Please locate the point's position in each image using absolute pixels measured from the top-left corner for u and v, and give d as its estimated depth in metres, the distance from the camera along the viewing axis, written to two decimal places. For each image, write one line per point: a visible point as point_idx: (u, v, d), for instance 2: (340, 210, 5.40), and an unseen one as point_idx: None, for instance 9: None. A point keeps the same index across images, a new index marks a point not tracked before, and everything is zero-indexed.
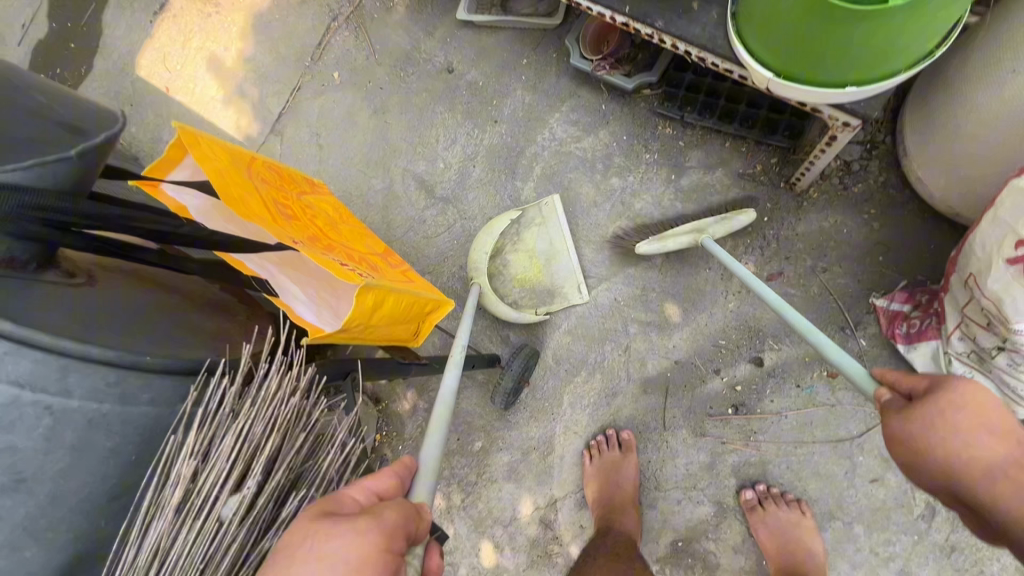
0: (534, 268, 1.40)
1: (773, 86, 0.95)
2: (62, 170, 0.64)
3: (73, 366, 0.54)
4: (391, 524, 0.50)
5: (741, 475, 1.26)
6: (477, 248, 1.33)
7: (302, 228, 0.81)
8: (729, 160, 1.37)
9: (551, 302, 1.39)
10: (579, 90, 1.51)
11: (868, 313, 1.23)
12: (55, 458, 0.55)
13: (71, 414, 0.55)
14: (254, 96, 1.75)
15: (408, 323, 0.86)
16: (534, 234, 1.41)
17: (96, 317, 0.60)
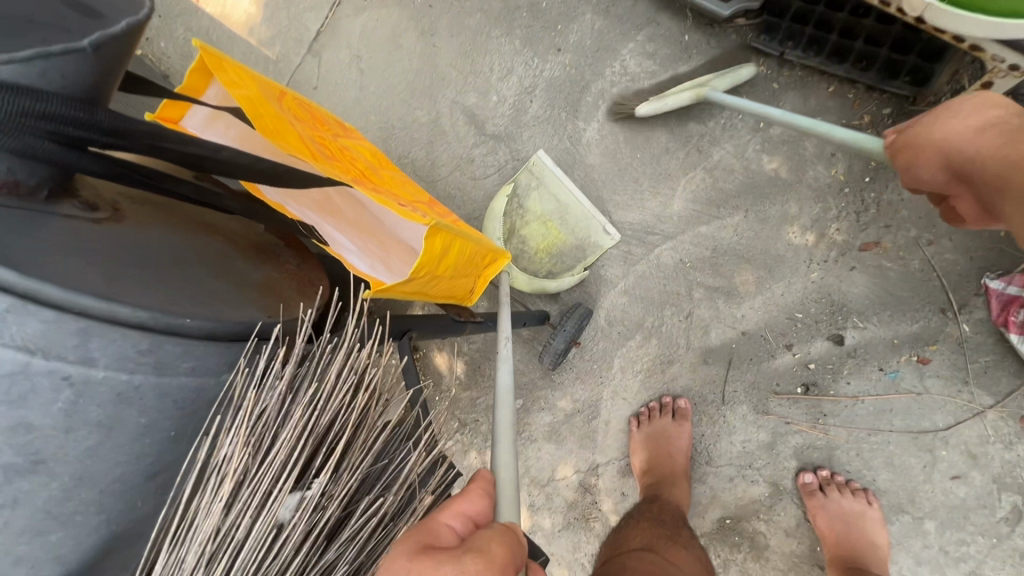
0: (553, 232, 1.26)
1: (931, 10, 0.78)
2: (74, 70, 0.51)
3: (95, 330, 0.44)
4: (498, 557, 0.43)
5: (803, 458, 1.17)
6: (488, 238, 1.26)
7: (346, 166, 0.69)
8: (830, 108, 1.19)
9: (585, 256, 1.24)
10: (659, 16, 1.30)
11: (977, 296, 1.08)
12: (79, 436, 0.46)
13: (95, 387, 0.46)
14: (289, 9, 1.59)
15: (467, 279, 0.75)
16: (538, 200, 1.27)
17: (122, 264, 0.50)
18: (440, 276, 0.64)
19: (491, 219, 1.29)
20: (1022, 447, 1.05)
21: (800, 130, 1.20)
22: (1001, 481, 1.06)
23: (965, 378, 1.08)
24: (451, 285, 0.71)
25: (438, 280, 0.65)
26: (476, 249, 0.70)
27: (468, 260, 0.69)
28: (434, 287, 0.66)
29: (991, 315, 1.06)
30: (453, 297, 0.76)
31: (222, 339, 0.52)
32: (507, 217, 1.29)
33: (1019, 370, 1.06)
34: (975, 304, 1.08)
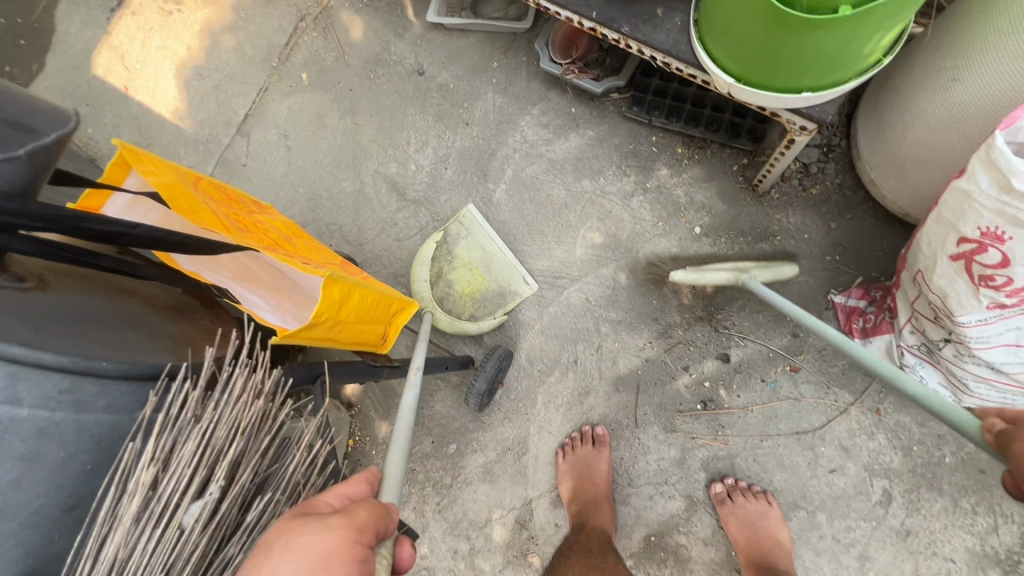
0: (476, 277, 1.39)
1: (733, 90, 0.99)
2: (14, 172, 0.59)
3: (22, 373, 0.47)
4: (362, 519, 0.51)
5: (711, 469, 1.30)
6: (414, 280, 1.37)
7: (260, 239, 0.78)
8: (696, 161, 1.40)
9: (505, 302, 1.38)
10: (549, 93, 1.52)
11: (827, 309, 1.28)
12: (2, 469, 0.47)
13: (20, 423, 0.48)
14: (218, 95, 1.71)
15: (375, 326, 0.84)
16: (466, 247, 1.41)
17: (46, 319, 0.53)
18: (344, 323, 0.73)
19: (420, 262, 1.39)
20: (881, 436, 1.23)
21: (673, 181, 1.41)
22: (870, 468, 1.22)
23: (830, 382, 1.26)
24: (358, 330, 0.80)
25: (341, 326, 0.74)
26: (378, 298, 0.80)
27: (371, 307, 0.79)
28: (339, 333, 0.75)
29: (840, 325, 1.26)
30: (363, 344, 0.84)
31: (137, 380, 0.54)
32: (435, 261, 1.40)
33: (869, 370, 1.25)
34: (827, 317, 1.28)
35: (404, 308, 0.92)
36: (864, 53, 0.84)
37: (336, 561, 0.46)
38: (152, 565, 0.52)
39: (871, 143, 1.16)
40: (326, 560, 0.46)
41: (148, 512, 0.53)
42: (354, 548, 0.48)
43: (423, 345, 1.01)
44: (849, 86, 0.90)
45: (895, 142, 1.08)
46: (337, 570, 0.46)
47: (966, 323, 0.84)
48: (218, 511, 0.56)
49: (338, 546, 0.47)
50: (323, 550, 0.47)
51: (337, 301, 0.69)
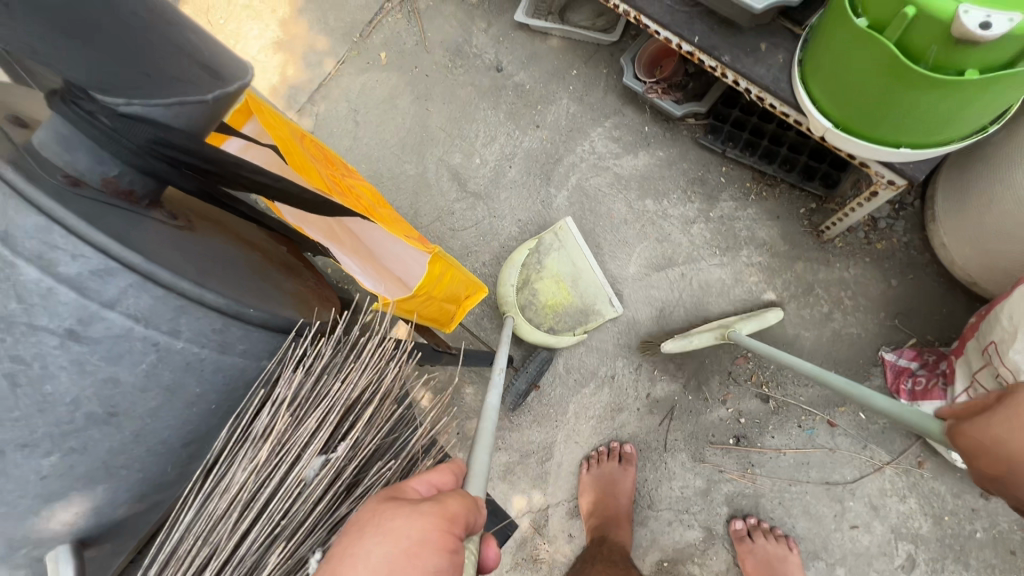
0: (562, 291, 1.39)
1: (828, 135, 1.00)
2: (197, 112, 0.57)
3: (188, 308, 0.46)
4: (454, 510, 0.51)
5: (734, 505, 1.29)
6: (503, 284, 1.35)
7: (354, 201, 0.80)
8: (763, 198, 1.41)
9: (587, 320, 1.38)
10: (624, 108, 1.53)
11: (876, 366, 1.28)
12: (148, 396, 0.47)
13: (173, 355, 0.47)
14: (295, 61, 1.74)
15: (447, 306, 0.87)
16: (556, 259, 1.40)
17: (200, 258, 0.52)
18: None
19: (509, 266, 1.37)
20: (913, 500, 1.21)
21: (736, 214, 1.42)
22: (897, 530, 1.21)
23: (869, 439, 1.25)
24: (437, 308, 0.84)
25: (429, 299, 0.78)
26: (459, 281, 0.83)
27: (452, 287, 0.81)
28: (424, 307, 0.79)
29: (887, 383, 1.26)
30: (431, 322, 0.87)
31: (271, 330, 0.53)
32: (525, 268, 1.39)
33: (910, 433, 1.24)
34: (874, 373, 1.28)
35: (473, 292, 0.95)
36: (980, 118, 0.84)
37: (429, 549, 0.46)
38: (272, 511, 0.55)
39: (952, 208, 1.16)
40: (418, 547, 0.46)
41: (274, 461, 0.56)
42: (446, 538, 0.48)
43: (505, 352, 1.06)
44: (952, 147, 0.90)
45: (980, 212, 1.08)
46: (430, 560, 0.46)
47: None
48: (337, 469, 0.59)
49: (431, 534, 0.47)
50: (415, 538, 0.46)
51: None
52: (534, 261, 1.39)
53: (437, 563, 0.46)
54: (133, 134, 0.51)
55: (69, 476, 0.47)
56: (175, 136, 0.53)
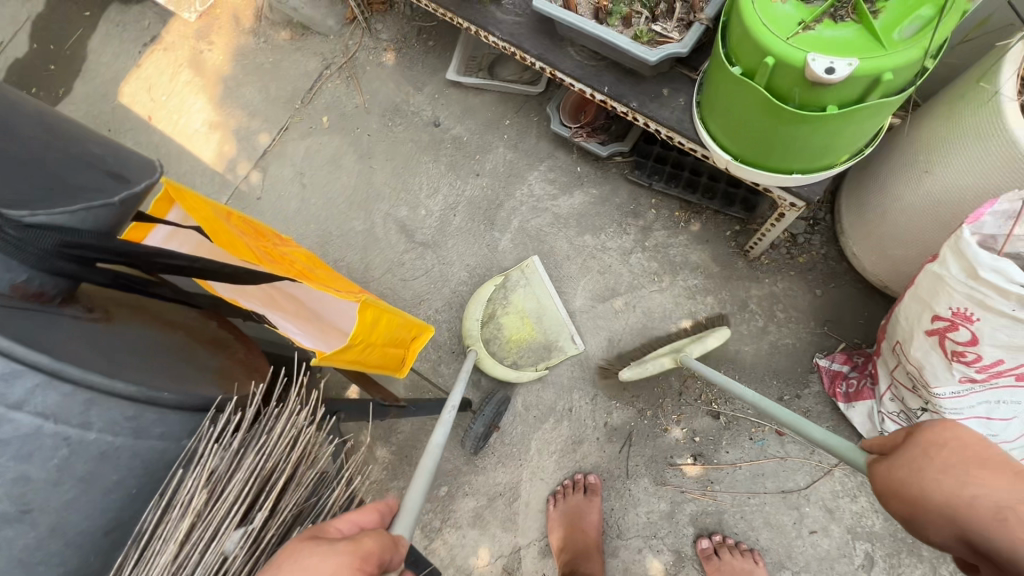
0: (526, 327, 1.46)
1: (731, 166, 1.09)
2: (104, 215, 0.62)
3: (97, 400, 0.48)
4: (368, 548, 0.53)
5: (699, 524, 1.32)
6: (468, 316, 1.44)
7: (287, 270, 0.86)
8: (691, 224, 1.50)
9: (549, 356, 1.44)
10: (557, 152, 1.62)
11: (813, 372, 1.35)
12: (62, 490, 0.48)
13: (86, 447, 0.48)
14: (239, 130, 1.79)
15: (392, 350, 0.89)
16: (522, 296, 1.48)
17: (116, 347, 0.53)
18: (367, 346, 0.79)
19: (476, 300, 1.46)
20: (864, 499, 1.26)
21: (669, 241, 1.50)
22: (853, 530, 1.25)
23: None
24: (382, 354, 0.86)
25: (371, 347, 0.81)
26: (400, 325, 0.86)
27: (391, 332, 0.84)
28: (367, 355, 0.82)
29: (825, 387, 1.33)
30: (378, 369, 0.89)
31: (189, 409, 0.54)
32: (491, 302, 1.47)
33: (852, 434, 1.30)
34: (813, 380, 1.35)
35: (420, 334, 0.96)
36: (854, 143, 0.93)
37: None
38: None
39: (855, 220, 1.27)
40: None
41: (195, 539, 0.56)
42: (355, 575, 0.49)
43: (460, 386, 1.09)
44: (838, 169, 1.00)
45: (878, 223, 1.18)
46: None
47: (941, 394, 0.92)
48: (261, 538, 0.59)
49: (342, 570, 0.49)
50: (325, 572, 0.48)
51: (366, 325, 0.76)
52: (500, 295, 1.47)
53: None
54: (42, 241, 0.57)
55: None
56: (86, 236, 0.62)
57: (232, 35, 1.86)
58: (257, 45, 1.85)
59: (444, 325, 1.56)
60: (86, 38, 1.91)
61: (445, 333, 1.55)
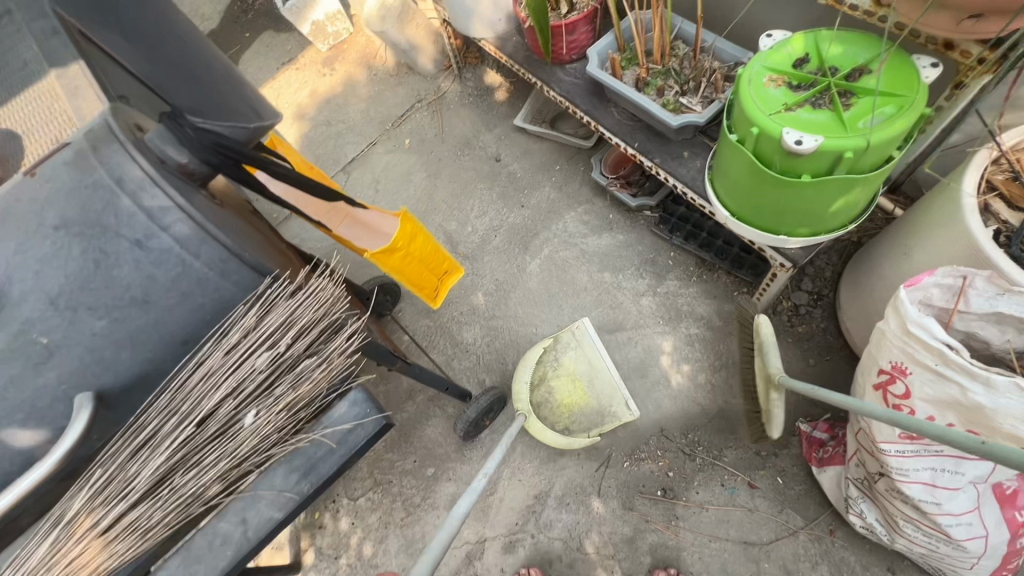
0: (578, 391, 1.50)
1: (730, 222, 1.25)
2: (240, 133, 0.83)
3: (207, 240, 0.66)
4: None
5: (657, 556, 1.37)
6: (520, 380, 1.46)
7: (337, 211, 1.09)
8: (703, 279, 1.64)
9: (602, 422, 1.45)
10: (594, 198, 1.84)
11: (793, 435, 1.40)
12: (167, 292, 0.66)
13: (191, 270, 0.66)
14: (337, 139, 2.15)
15: (428, 276, 1.14)
16: (572, 359, 1.52)
17: (227, 220, 0.74)
18: (409, 255, 1.05)
19: (526, 365, 1.48)
20: (825, 567, 1.28)
21: (680, 291, 1.64)
22: None
23: (786, 503, 1.34)
24: (415, 271, 1.10)
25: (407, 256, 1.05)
26: (435, 250, 1.12)
27: (428, 254, 1.10)
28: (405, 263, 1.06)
29: (802, 451, 1.38)
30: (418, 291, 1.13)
31: (262, 273, 0.72)
32: (542, 365, 1.52)
33: (822, 501, 1.33)
34: (792, 442, 1.40)
35: (451, 272, 1.22)
36: (832, 214, 1.08)
37: None
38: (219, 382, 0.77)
39: (852, 298, 1.37)
40: None
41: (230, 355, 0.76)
42: None
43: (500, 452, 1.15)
44: (820, 238, 1.14)
45: (869, 299, 1.28)
46: None
47: (888, 451, 1.01)
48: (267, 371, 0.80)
49: None
50: None
51: (408, 234, 1.03)
52: (551, 358, 1.52)
53: None
54: (203, 137, 0.76)
55: (109, 338, 0.66)
56: (226, 142, 0.79)
57: (351, 66, 2.28)
58: (369, 76, 2.25)
59: (465, 326, 1.73)
60: (242, 53, 2.39)
61: (465, 333, 1.72)
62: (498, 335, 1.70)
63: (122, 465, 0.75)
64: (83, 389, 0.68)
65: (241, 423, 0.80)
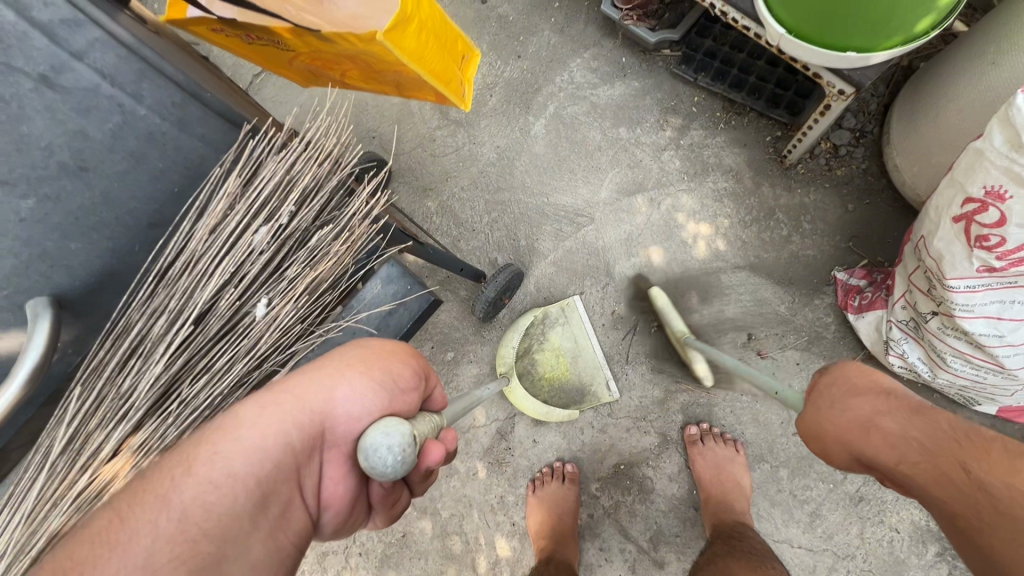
0: (560, 366, 1.41)
1: (784, 43, 1.04)
2: None
3: None
4: (402, 369, 0.65)
5: (688, 413, 1.38)
6: (505, 344, 1.38)
7: (299, 61, 0.97)
8: (732, 126, 1.46)
9: (582, 401, 1.39)
10: (603, 40, 1.56)
11: (828, 285, 1.35)
12: None
13: None
14: None
15: (447, 62, 0.95)
16: (559, 333, 1.42)
17: None
18: (421, 29, 0.84)
19: (514, 330, 1.41)
20: None
21: (705, 141, 1.47)
22: None
23: (821, 352, 1.33)
24: (427, 58, 0.87)
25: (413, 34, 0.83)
26: (441, 22, 0.91)
27: (435, 26, 0.88)
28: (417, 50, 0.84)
29: (837, 300, 1.33)
30: (446, 88, 0.95)
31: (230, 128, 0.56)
32: (526, 337, 1.41)
33: (855, 347, 1.32)
34: (826, 292, 1.35)
35: (466, 57, 1.04)
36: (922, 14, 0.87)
37: (393, 366, 0.65)
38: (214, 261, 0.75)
39: (904, 128, 1.22)
40: (376, 363, 0.63)
41: (222, 228, 0.76)
42: (383, 365, 0.64)
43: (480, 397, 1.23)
44: (897, 53, 0.94)
45: (928, 129, 1.14)
46: (383, 367, 0.64)
47: (954, 287, 0.91)
48: (265, 245, 0.78)
49: (385, 360, 0.65)
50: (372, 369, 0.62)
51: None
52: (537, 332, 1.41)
53: (396, 373, 0.64)
54: None
55: (46, 224, 0.65)
56: None
57: None
58: None
59: (468, 203, 1.55)
60: None
61: (469, 211, 1.55)
62: (506, 210, 1.53)
63: (113, 379, 0.73)
64: (36, 294, 0.67)
65: (250, 314, 0.78)
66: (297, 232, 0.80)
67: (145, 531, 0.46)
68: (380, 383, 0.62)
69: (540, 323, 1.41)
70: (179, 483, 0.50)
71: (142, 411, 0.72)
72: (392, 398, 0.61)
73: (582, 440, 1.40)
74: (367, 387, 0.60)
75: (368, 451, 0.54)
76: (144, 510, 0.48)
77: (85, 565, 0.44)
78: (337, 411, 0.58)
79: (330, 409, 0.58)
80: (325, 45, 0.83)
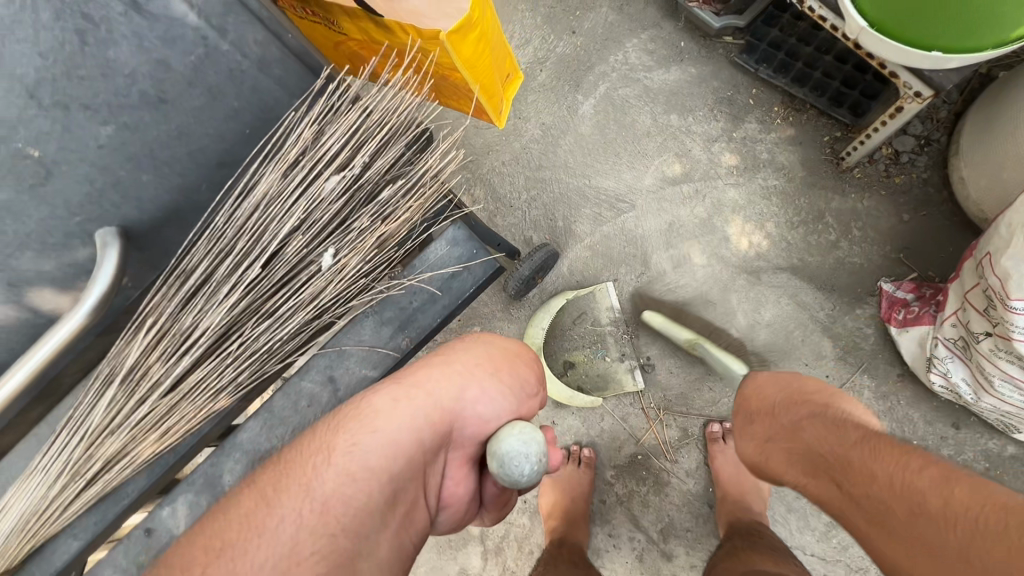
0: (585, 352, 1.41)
1: (863, 37, 0.99)
2: None
3: None
4: (523, 374, 0.77)
5: (712, 411, 1.36)
6: (531, 325, 1.39)
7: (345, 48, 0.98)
8: (788, 122, 1.40)
9: (605, 388, 1.38)
10: (663, 22, 1.51)
11: (873, 295, 1.31)
12: None
13: None
14: None
15: (494, 78, 1.00)
16: (585, 319, 1.41)
17: None
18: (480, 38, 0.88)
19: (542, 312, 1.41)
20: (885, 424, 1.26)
21: (758, 137, 1.42)
22: None
23: (858, 364, 1.30)
24: (478, 68, 0.92)
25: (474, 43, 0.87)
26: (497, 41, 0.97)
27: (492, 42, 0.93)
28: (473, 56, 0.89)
29: (880, 311, 1.29)
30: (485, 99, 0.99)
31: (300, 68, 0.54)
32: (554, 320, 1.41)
33: (893, 361, 1.28)
34: (870, 302, 1.31)
35: (510, 76, 1.08)
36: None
37: (515, 371, 0.76)
38: (287, 206, 0.79)
39: (975, 139, 1.17)
40: (502, 368, 0.75)
41: (298, 173, 0.80)
42: (505, 372, 0.75)
43: None
44: (986, 56, 0.89)
45: (1003, 142, 1.08)
46: (506, 375, 0.74)
47: (1016, 309, 0.87)
48: (334, 195, 0.81)
49: (506, 367, 0.76)
50: (495, 378, 0.73)
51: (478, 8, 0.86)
52: (565, 315, 1.41)
53: (518, 380, 0.75)
54: None
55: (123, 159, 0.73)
56: None
57: None
58: None
59: (508, 179, 1.53)
60: None
61: (508, 187, 1.53)
62: (546, 189, 1.51)
63: (180, 313, 0.77)
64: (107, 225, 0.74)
65: (315, 263, 0.81)
66: (367, 185, 0.83)
67: (291, 516, 0.58)
68: (508, 387, 0.73)
69: (569, 310, 1.41)
70: (320, 472, 0.61)
71: (203, 347, 0.77)
72: (514, 399, 0.73)
73: (601, 427, 1.40)
74: (496, 391, 0.72)
75: (506, 456, 0.67)
76: (295, 495, 0.60)
77: (242, 539, 0.57)
78: (469, 411, 0.70)
79: (463, 408, 0.70)
80: (384, 34, 0.85)
